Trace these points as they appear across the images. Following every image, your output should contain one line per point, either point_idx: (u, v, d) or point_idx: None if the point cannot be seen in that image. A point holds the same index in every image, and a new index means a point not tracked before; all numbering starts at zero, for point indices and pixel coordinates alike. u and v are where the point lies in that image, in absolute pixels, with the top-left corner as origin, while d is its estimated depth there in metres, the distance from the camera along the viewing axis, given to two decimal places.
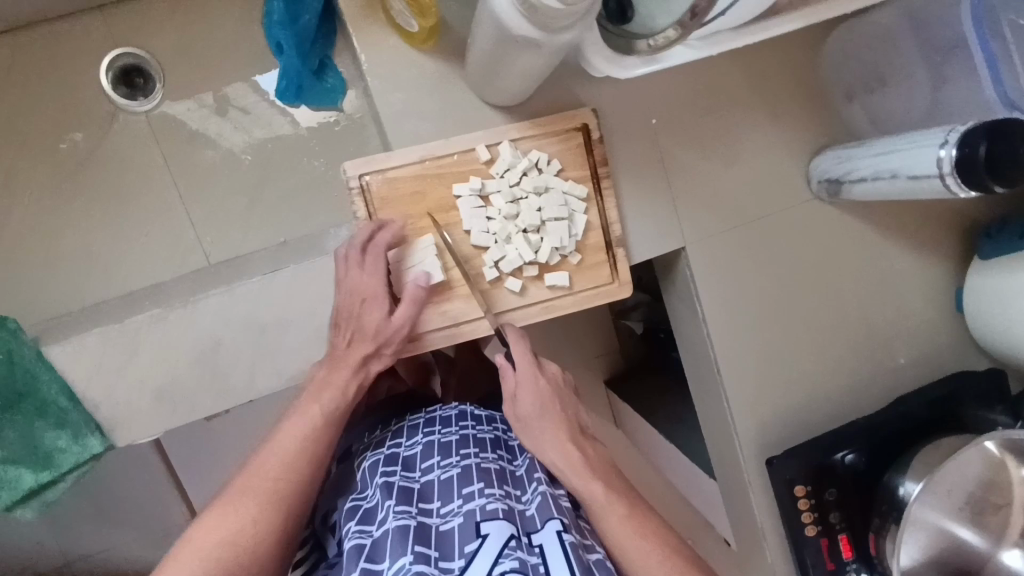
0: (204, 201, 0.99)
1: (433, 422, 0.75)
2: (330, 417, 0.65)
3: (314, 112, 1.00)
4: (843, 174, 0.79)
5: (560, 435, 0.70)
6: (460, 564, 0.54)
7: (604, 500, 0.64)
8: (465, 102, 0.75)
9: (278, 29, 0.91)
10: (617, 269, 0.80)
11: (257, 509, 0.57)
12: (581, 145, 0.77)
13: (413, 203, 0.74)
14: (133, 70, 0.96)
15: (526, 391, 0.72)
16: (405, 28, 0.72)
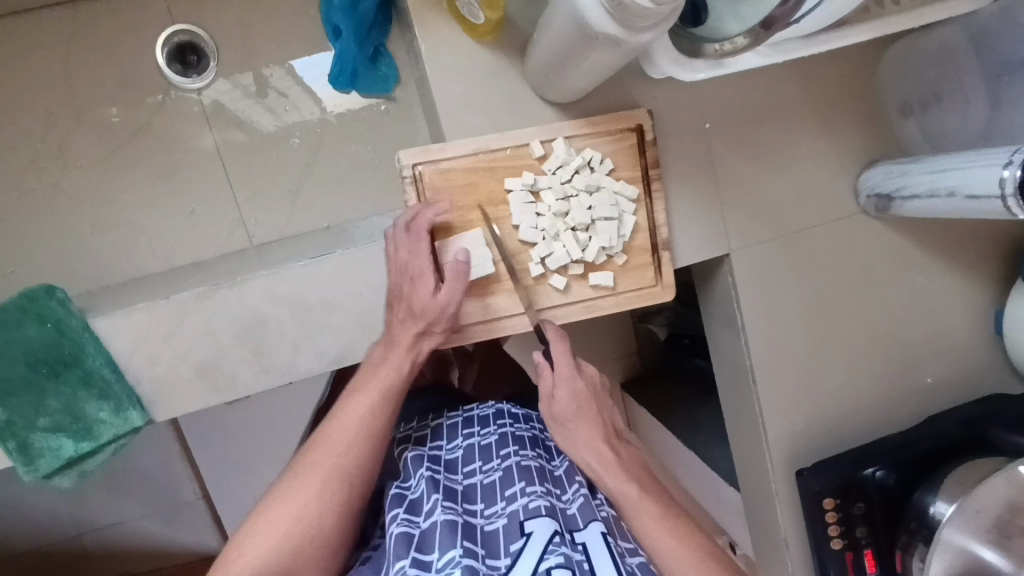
0: (245, 180, 0.99)
1: (471, 422, 0.74)
2: (388, 398, 0.65)
3: (362, 99, 1.00)
4: (894, 190, 0.79)
5: (597, 441, 0.66)
6: (506, 562, 0.54)
7: (646, 512, 0.60)
8: (523, 97, 0.75)
9: (337, 14, 0.91)
10: (661, 271, 0.80)
11: (323, 486, 0.59)
12: (634, 145, 0.77)
13: (464, 194, 0.74)
14: (189, 48, 0.97)
15: (564, 392, 0.67)
16: (470, 20, 0.71)
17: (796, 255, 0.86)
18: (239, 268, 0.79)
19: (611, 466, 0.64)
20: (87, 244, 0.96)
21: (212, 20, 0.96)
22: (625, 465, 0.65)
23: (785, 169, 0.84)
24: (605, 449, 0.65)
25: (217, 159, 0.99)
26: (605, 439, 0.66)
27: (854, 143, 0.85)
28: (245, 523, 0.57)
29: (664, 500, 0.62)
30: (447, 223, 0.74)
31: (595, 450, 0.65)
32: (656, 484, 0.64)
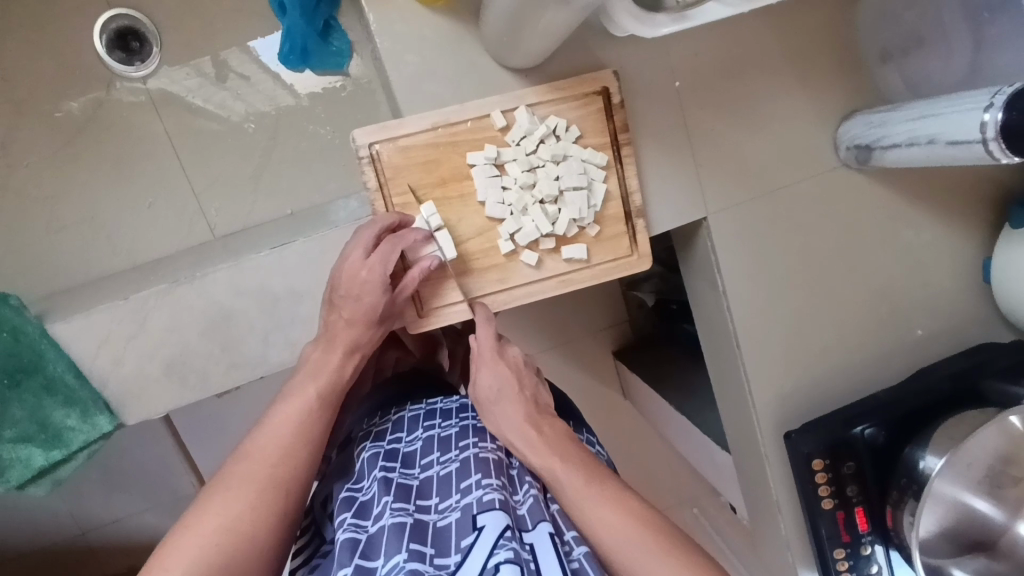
0: (207, 169, 0.96)
1: (433, 415, 0.79)
2: (322, 404, 0.65)
3: (319, 77, 0.96)
4: (875, 140, 0.76)
5: (519, 418, 0.68)
6: (456, 559, 0.55)
7: (568, 478, 0.61)
8: (481, 65, 0.71)
9: None
10: (636, 240, 0.77)
11: (255, 493, 0.58)
12: (601, 110, 0.73)
13: (425, 172, 0.71)
14: (129, 34, 0.92)
15: (485, 371, 0.72)
16: None
17: (776, 215, 0.83)
18: (199, 263, 0.77)
19: (532, 441, 0.66)
20: (44, 247, 0.92)
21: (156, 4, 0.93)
22: (548, 438, 0.66)
23: (761, 125, 0.81)
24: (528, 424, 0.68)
25: (175, 149, 0.95)
26: (526, 416, 0.68)
27: (832, 93, 0.82)
28: (174, 530, 0.55)
29: (590, 465, 0.62)
30: (411, 204, 0.72)
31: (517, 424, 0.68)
32: (582, 451, 0.65)
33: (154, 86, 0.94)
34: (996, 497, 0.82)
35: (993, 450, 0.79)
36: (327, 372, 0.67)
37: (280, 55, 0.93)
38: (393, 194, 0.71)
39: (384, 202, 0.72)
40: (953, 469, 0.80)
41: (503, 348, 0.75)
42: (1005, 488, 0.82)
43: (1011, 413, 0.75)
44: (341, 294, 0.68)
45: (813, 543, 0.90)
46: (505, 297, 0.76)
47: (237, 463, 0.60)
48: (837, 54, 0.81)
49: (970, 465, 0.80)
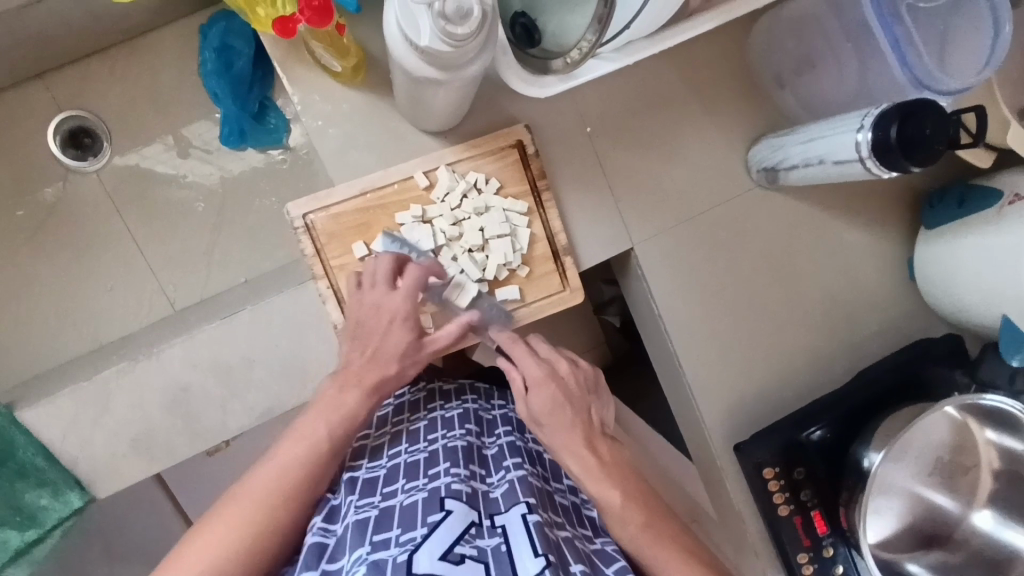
0: (158, 249, 0.95)
1: (401, 410, 0.83)
2: (327, 447, 0.65)
3: (260, 153, 0.95)
4: (778, 162, 0.81)
5: (577, 442, 0.68)
6: (422, 532, 0.56)
7: (627, 517, 0.63)
8: (402, 130, 0.77)
9: (213, 79, 0.91)
10: (566, 276, 0.82)
11: (251, 526, 0.59)
12: (517, 160, 0.79)
13: (358, 235, 0.76)
14: (80, 132, 0.93)
15: (537, 395, 0.69)
16: (330, 69, 0.74)
17: (701, 238, 0.88)
18: (159, 338, 0.81)
19: (593, 467, 0.66)
20: None
21: (99, 99, 0.92)
22: (608, 464, 0.67)
23: (675, 158, 0.86)
24: (585, 455, 0.67)
25: (127, 233, 0.94)
26: (586, 441, 0.68)
27: (740, 121, 0.87)
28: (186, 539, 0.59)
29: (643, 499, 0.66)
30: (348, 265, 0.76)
31: (574, 453, 0.67)
32: (640, 482, 0.67)
33: (107, 178, 0.94)
34: (949, 488, 0.88)
35: (940, 443, 0.87)
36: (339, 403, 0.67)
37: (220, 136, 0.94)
38: (331, 257, 0.75)
39: (321, 265, 0.75)
40: (903, 460, 0.87)
41: (553, 367, 0.72)
42: (956, 477, 0.88)
43: (947, 403, 0.80)
44: (361, 328, 0.70)
45: (778, 551, 0.91)
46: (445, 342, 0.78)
47: (229, 502, 0.61)
48: (739, 86, 0.87)
49: (918, 457, 0.87)
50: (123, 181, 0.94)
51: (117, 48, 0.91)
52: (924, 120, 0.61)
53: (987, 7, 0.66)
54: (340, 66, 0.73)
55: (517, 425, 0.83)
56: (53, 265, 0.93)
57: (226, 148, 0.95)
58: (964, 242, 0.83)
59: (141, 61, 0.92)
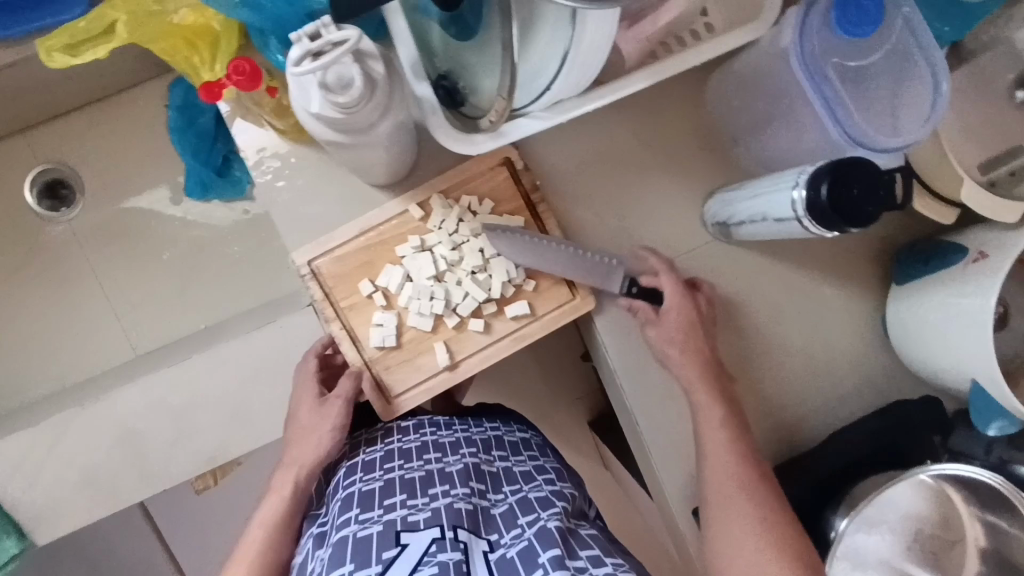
0: (127, 297, 0.98)
1: (393, 431, 0.79)
2: (296, 496, 0.71)
3: (225, 205, 0.98)
4: (727, 218, 0.79)
5: (699, 365, 0.78)
6: (377, 571, 0.55)
7: (718, 450, 0.73)
8: (347, 185, 0.78)
9: (176, 135, 0.94)
10: (575, 286, 0.80)
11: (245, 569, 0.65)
12: (507, 178, 0.79)
13: (362, 272, 0.77)
14: (57, 184, 0.98)
15: (672, 316, 0.79)
16: (276, 129, 0.76)
17: None
18: (115, 382, 0.83)
19: (695, 381, 0.77)
20: None
21: (79, 153, 0.97)
22: (711, 383, 0.77)
23: (628, 212, 0.85)
24: (700, 375, 0.78)
25: (99, 280, 0.98)
26: (704, 367, 0.78)
27: (694, 176, 0.86)
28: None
29: (752, 483, 0.69)
30: (357, 305, 0.77)
31: (687, 369, 0.78)
32: (741, 413, 0.77)
33: (82, 228, 0.98)
34: (933, 568, 0.80)
35: (915, 514, 0.79)
36: (316, 437, 0.73)
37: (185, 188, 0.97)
38: (340, 300, 0.77)
39: (332, 308, 0.77)
40: (876, 535, 0.78)
41: (692, 293, 0.81)
42: (940, 554, 0.81)
43: (921, 472, 0.75)
44: (297, 430, 0.74)
45: None
46: (461, 367, 0.79)
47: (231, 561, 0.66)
48: (693, 141, 0.86)
49: (892, 531, 0.79)
50: (98, 231, 0.98)
51: (94, 106, 0.96)
52: (853, 181, 0.59)
53: (926, 64, 0.64)
54: (283, 124, 0.76)
55: (516, 447, 0.81)
56: (28, 310, 0.97)
57: (192, 199, 0.98)
58: (933, 301, 0.78)
59: (118, 117, 0.97)
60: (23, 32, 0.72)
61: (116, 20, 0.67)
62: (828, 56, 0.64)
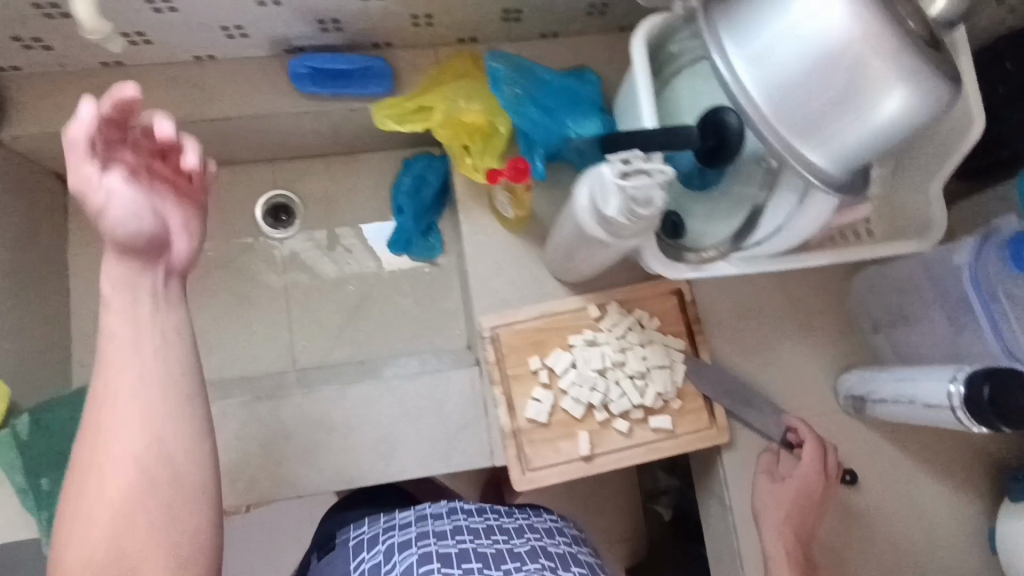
0: None
1: (434, 517, 0.71)
2: (161, 369, 0.54)
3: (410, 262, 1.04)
4: (867, 392, 0.86)
5: (790, 537, 0.81)
6: None
7: None
8: (539, 273, 0.90)
9: (402, 195, 0.99)
10: (715, 415, 0.88)
11: (139, 482, 0.50)
12: (676, 305, 0.90)
13: (534, 349, 0.86)
14: (281, 208, 1.04)
15: (796, 483, 0.82)
16: (503, 214, 0.90)
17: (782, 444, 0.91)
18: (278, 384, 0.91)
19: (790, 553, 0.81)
20: None
21: None
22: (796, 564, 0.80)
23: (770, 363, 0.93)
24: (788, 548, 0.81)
25: None
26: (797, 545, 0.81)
27: (834, 348, 0.94)
28: (62, 510, 0.50)
29: None
30: (522, 377, 0.86)
31: (779, 538, 0.81)
32: None
33: None
34: None
35: None
36: (126, 277, 0.56)
37: (388, 242, 1.02)
38: (508, 368, 0.86)
39: (500, 373, 0.86)
40: None
41: (828, 464, 0.83)
42: None
43: None
44: (126, 245, 0.55)
45: None
46: (596, 460, 0.85)
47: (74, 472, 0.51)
48: (838, 318, 0.96)
49: None
50: None
51: None
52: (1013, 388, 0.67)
53: None
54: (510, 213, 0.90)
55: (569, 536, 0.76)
56: None
57: (389, 253, 1.03)
58: None
59: None
60: (330, 94, 0.89)
61: (433, 109, 0.88)
62: (1002, 283, 0.73)
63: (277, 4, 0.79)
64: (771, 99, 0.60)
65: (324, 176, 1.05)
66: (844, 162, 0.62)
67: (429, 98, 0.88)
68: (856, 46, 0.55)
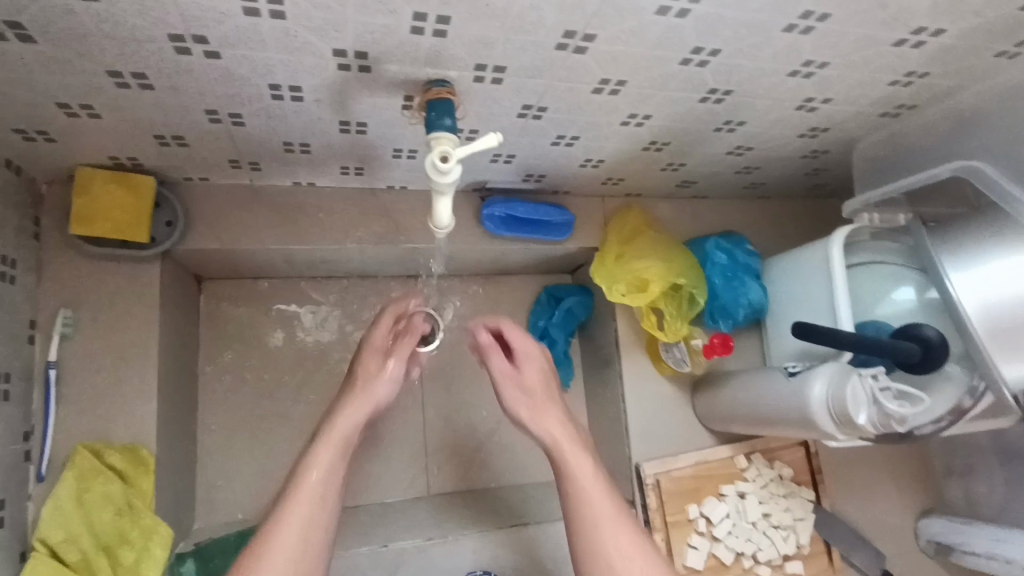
0: None
1: None
2: (322, 494, 0.64)
3: None
4: (957, 541, 1.00)
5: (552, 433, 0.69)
6: None
7: (597, 498, 0.67)
8: (690, 420, 0.97)
9: (554, 323, 1.03)
10: (834, 558, 0.98)
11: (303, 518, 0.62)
12: (803, 456, 0.99)
13: (690, 495, 0.92)
14: None
15: (532, 369, 0.72)
16: (677, 365, 0.91)
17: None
18: (437, 517, 0.90)
19: (537, 410, 0.70)
20: None
21: None
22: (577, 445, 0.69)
23: (868, 508, 1.05)
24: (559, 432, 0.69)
25: None
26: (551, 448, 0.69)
27: (914, 494, 1.09)
28: (288, 494, 0.64)
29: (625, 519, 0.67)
30: (681, 524, 0.90)
31: (548, 426, 0.70)
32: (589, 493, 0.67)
33: None
34: None
35: None
36: (365, 398, 0.68)
37: None
38: (669, 513, 0.90)
39: (660, 519, 0.90)
40: None
41: (525, 369, 0.72)
42: None
43: None
44: (396, 321, 0.74)
45: None
46: None
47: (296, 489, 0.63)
48: (916, 467, 1.10)
49: None
50: None
51: None
52: None
53: None
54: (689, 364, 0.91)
55: None
56: None
57: None
58: None
59: None
60: (512, 235, 0.91)
61: (652, 277, 0.86)
62: None
63: (506, 162, 0.81)
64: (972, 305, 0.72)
65: (465, 296, 1.05)
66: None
67: (645, 267, 0.88)
68: None
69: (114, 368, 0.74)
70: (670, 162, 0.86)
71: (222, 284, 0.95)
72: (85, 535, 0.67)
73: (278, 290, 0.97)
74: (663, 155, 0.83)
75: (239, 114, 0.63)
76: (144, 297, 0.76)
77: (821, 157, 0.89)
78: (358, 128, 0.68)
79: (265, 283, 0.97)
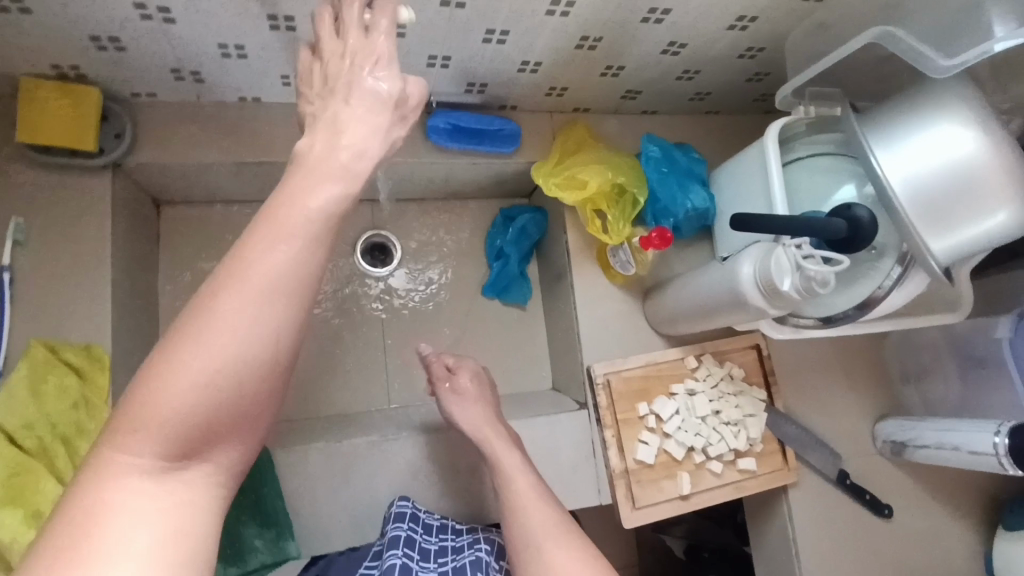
0: None
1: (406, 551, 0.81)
2: (254, 331, 0.45)
3: (501, 307, 1.10)
4: (907, 438, 1.02)
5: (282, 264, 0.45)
6: None
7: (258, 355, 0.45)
8: (641, 326, 1.00)
9: (508, 241, 1.06)
10: (787, 458, 1.00)
11: (203, 392, 0.43)
12: (756, 359, 1.02)
13: (640, 394, 0.95)
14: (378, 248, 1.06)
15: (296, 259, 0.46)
16: (623, 269, 0.94)
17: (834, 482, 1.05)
18: (395, 422, 0.93)
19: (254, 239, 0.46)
20: None
21: None
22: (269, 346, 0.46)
23: (823, 412, 1.07)
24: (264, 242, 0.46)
25: None
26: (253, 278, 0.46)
27: (871, 399, 1.10)
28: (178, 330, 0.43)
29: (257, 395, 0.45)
30: (631, 421, 0.94)
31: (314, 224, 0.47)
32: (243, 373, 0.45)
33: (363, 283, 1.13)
34: None
35: None
36: (312, 175, 0.47)
37: (485, 284, 1.08)
38: (619, 411, 0.94)
39: (611, 416, 0.93)
40: None
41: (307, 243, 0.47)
42: None
43: None
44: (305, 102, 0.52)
45: None
46: (693, 499, 0.94)
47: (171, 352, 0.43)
48: (874, 373, 1.11)
49: None
50: None
51: None
52: None
53: None
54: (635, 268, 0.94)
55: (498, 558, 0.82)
56: None
57: (484, 294, 1.09)
58: None
59: None
60: (460, 148, 0.94)
61: (593, 180, 0.89)
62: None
63: (444, 68, 0.84)
64: (898, 186, 0.73)
65: (422, 219, 1.08)
66: (954, 256, 0.74)
67: (586, 171, 0.90)
68: (987, 163, 0.69)
69: (69, 273, 0.77)
70: (607, 67, 0.88)
71: (184, 210, 0.99)
72: (44, 423, 0.70)
73: (239, 216, 1.01)
74: (598, 56, 0.85)
75: (167, 8, 0.66)
76: (94, 207, 0.79)
77: (758, 57, 0.91)
78: (287, 24, 0.70)
79: (225, 209, 1.01)
